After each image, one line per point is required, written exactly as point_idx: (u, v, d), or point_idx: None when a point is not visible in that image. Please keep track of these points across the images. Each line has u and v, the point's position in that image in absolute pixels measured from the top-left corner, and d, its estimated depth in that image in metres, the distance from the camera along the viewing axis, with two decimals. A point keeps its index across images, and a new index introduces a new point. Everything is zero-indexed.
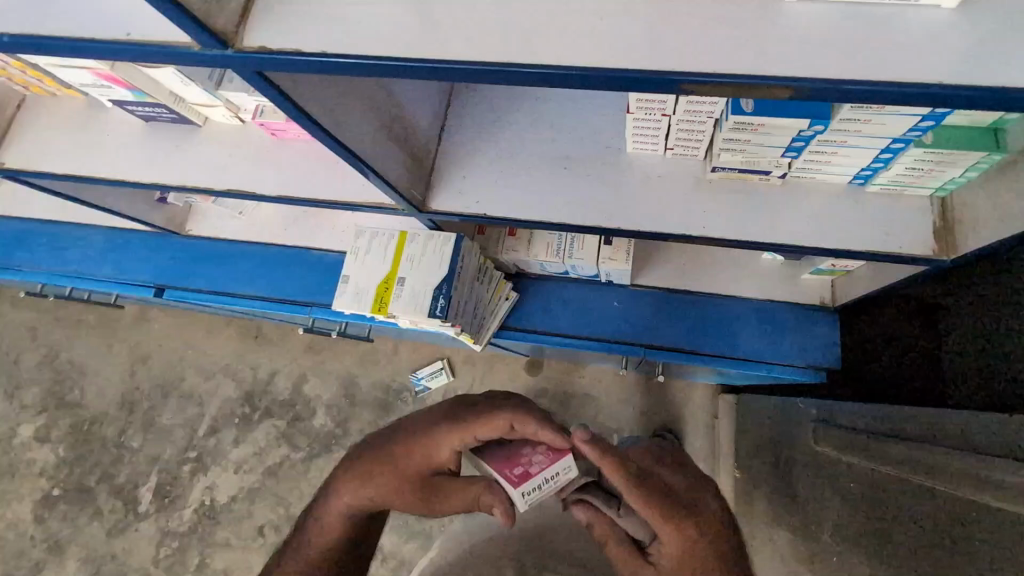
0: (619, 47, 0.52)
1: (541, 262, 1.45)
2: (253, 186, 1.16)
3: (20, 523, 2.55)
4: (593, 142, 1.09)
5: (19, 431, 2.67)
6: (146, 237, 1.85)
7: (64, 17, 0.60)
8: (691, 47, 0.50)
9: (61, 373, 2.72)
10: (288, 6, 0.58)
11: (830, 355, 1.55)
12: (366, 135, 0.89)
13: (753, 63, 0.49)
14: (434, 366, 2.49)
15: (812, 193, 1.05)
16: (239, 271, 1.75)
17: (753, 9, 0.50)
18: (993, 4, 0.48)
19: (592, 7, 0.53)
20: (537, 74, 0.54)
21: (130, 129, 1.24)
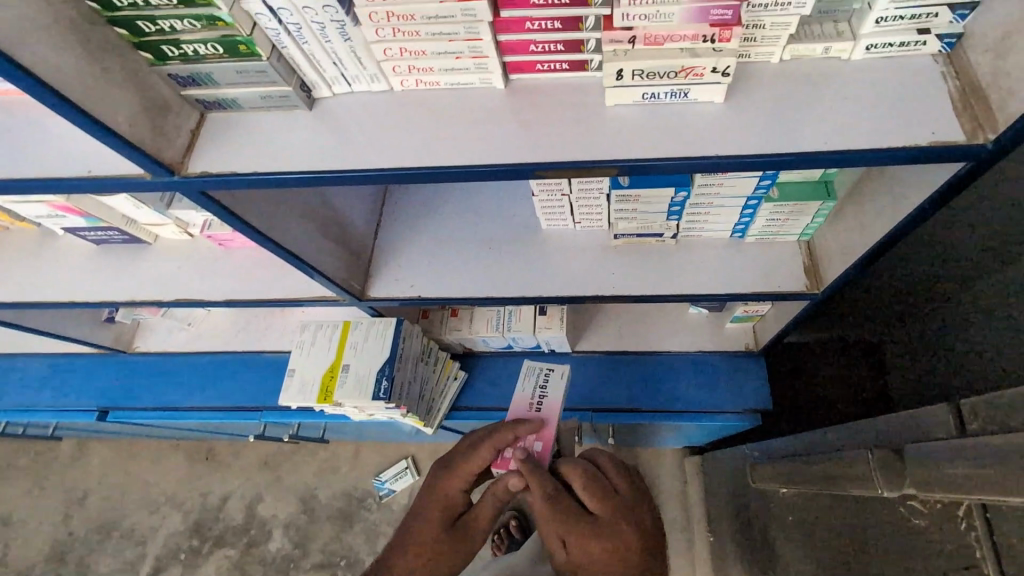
0: (490, 150, 0.67)
1: (483, 338, 1.54)
2: (203, 295, 1.25)
3: None
4: (512, 224, 1.24)
5: None
6: (90, 360, 1.84)
7: (23, 163, 0.70)
8: (545, 145, 0.66)
9: None
10: (225, 139, 0.71)
11: (762, 398, 1.66)
12: (302, 234, 1.00)
13: (592, 155, 0.65)
14: (398, 466, 2.41)
15: (702, 248, 1.22)
16: (188, 384, 1.75)
17: (587, 114, 0.67)
18: (750, 99, 0.66)
19: (468, 122, 0.69)
20: (427, 174, 0.67)
21: (81, 254, 1.31)
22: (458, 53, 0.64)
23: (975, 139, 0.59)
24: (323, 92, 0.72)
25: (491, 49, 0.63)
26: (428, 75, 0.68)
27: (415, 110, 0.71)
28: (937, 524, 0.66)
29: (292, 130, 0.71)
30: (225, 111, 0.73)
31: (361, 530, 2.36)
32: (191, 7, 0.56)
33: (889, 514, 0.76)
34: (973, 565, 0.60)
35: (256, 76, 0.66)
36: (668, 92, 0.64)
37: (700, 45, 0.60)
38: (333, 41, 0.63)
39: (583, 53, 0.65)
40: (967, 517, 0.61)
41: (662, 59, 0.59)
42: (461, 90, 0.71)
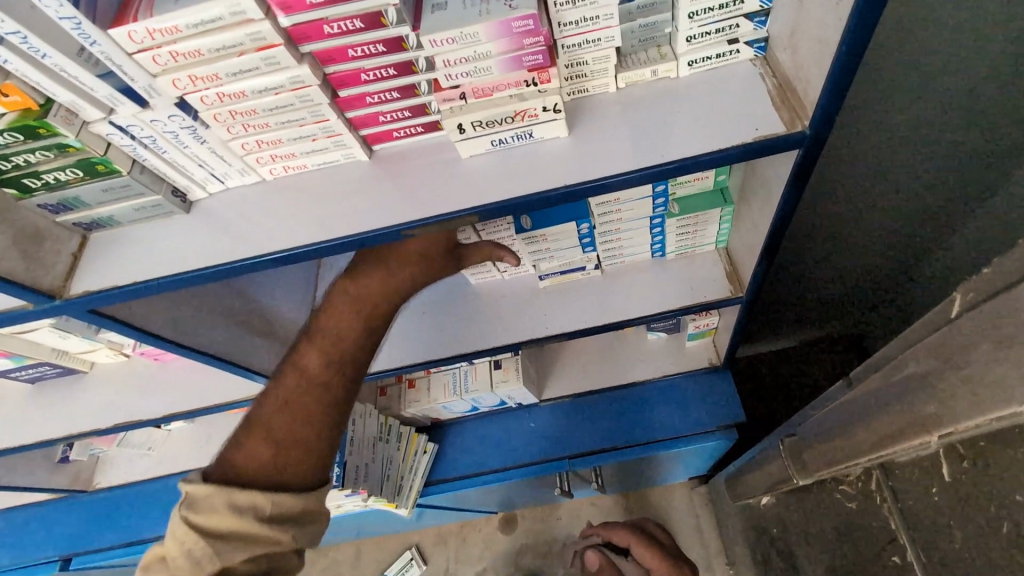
0: (357, 218, 0.69)
1: (445, 404, 1.52)
2: (145, 414, 1.22)
3: None
4: (443, 287, 1.28)
5: None
6: (50, 507, 1.76)
7: None
8: (406, 206, 0.69)
9: None
10: (106, 256, 0.73)
11: (732, 412, 1.64)
12: (222, 334, 1.00)
13: (448, 206, 0.67)
14: (402, 559, 2.39)
15: (628, 275, 1.24)
16: (155, 512, 1.67)
17: (446, 169, 0.71)
18: (590, 131, 0.70)
19: (341, 195, 0.72)
20: (296, 255, 0.68)
21: (13, 398, 1.28)
22: (313, 135, 0.68)
23: (794, 128, 0.63)
24: (199, 194, 0.75)
25: (342, 127, 0.67)
26: (292, 159, 0.72)
27: (287, 194, 0.74)
28: (863, 502, 0.69)
29: (171, 235, 0.73)
30: (107, 229, 0.75)
31: None
32: (37, 139, 0.60)
33: (836, 500, 0.77)
34: (892, 536, 0.63)
35: (123, 191, 0.69)
36: (513, 136, 0.68)
37: (526, 90, 0.64)
38: (189, 145, 0.66)
39: (430, 115, 0.69)
40: (878, 488, 0.65)
41: (494, 108, 0.64)
42: (328, 167, 0.74)
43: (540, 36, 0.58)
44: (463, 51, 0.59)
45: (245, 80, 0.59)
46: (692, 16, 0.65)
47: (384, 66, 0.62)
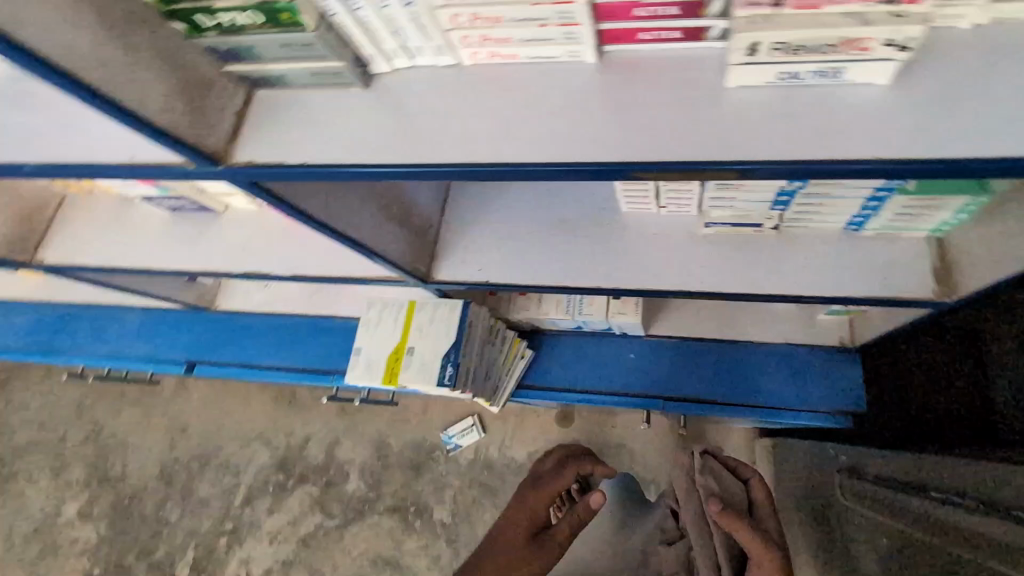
0: (577, 140, 0.55)
1: (553, 320, 1.49)
2: (270, 267, 1.24)
3: None
4: (589, 207, 1.14)
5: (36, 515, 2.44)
6: (177, 316, 1.94)
7: (84, 147, 0.67)
8: (640, 136, 0.53)
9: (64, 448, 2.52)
10: (270, 120, 0.64)
11: (851, 398, 1.50)
12: (366, 221, 0.93)
13: (697, 150, 0.52)
14: (465, 423, 2.25)
15: (807, 242, 1.03)
16: (267, 343, 1.82)
17: (701, 96, 0.54)
18: (920, 81, 0.50)
19: (556, 103, 0.57)
20: (501, 172, 0.56)
21: (155, 222, 1.32)
22: (543, 20, 0.52)
23: None
24: (381, 68, 0.62)
25: (585, 16, 0.51)
26: (504, 46, 0.56)
27: (489, 88, 0.60)
28: None
29: (341, 112, 0.63)
30: (273, 89, 0.66)
31: (429, 481, 2.23)
32: None
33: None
34: None
35: (301, 50, 0.58)
36: (814, 71, 0.50)
37: (872, 9, 0.45)
38: (393, 5, 0.53)
39: (704, 18, 0.51)
40: None
41: (815, 30, 0.46)
42: (541, 64, 0.59)
43: None
44: None
45: None
46: None
47: None
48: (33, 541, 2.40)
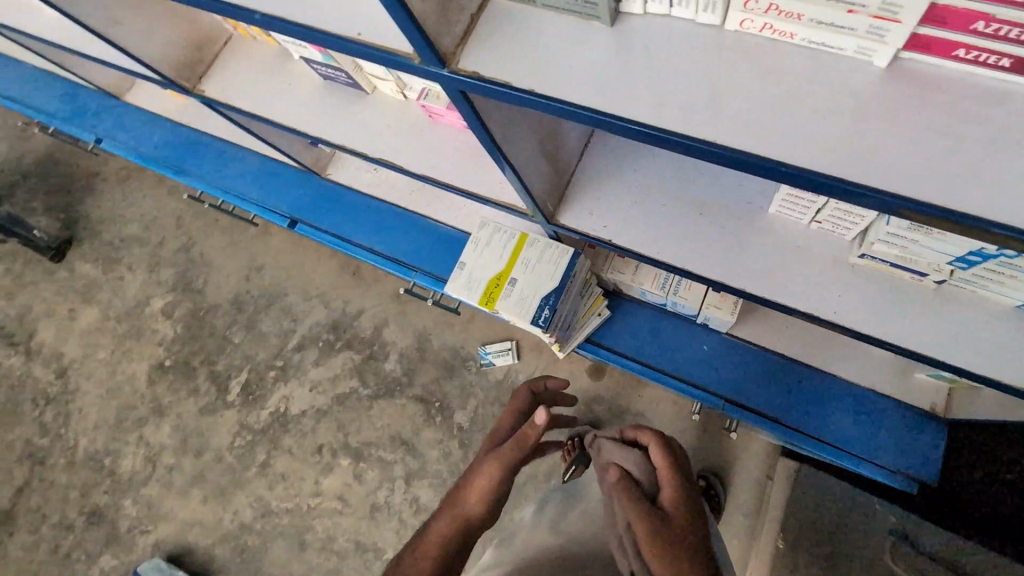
0: (830, 150, 0.50)
1: (643, 291, 1.37)
2: (403, 163, 1.24)
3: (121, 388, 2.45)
4: (739, 192, 1.01)
5: (110, 300, 2.56)
6: (291, 173, 1.99)
7: (323, 13, 0.69)
8: (901, 164, 0.48)
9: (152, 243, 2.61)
10: (502, 34, 0.63)
11: (925, 465, 1.41)
12: (524, 148, 0.90)
13: (964, 202, 0.46)
14: (502, 344, 2.20)
15: (969, 307, 0.89)
16: (367, 224, 1.85)
17: (993, 141, 0.47)
18: None
19: (815, 100, 0.52)
20: (731, 159, 0.53)
21: (305, 84, 1.33)
22: (855, 6, 0.46)
23: None
24: (632, 7, 0.58)
25: (913, 16, 0.45)
26: (787, 22, 0.51)
27: (744, 62, 0.55)
28: None
29: (581, 46, 0.61)
30: (512, 0, 0.64)
31: (457, 386, 2.24)
32: None
33: None
34: None
35: None
36: None
37: None
38: None
39: None
40: None
41: None
42: (818, 52, 0.53)
43: None
44: None
45: None
46: None
47: None
48: (110, 318, 2.54)
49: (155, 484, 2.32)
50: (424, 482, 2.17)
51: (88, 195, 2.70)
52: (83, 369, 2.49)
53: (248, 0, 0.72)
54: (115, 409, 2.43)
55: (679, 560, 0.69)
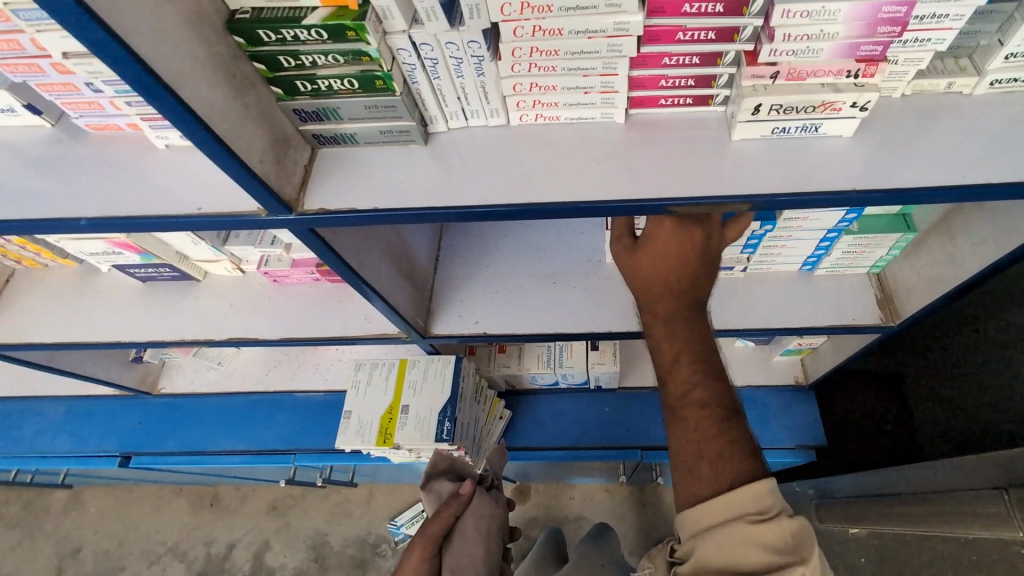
0: (615, 183, 0.67)
1: (533, 375, 1.43)
2: (255, 334, 1.19)
3: None
4: (574, 257, 1.19)
5: None
6: (112, 403, 1.71)
7: (151, 201, 0.72)
8: (661, 180, 0.67)
9: None
10: (337, 174, 0.73)
11: (815, 432, 1.56)
12: (382, 273, 0.97)
13: (710, 191, 0.65)
14: (415, 509, 2.07)
15: (771, 281, 1.17)
16: (219, 426, 1.63)
17: (710, 148, 0.69)
18: (876, 130, 0.68)
19: (594, 154, 0.70)
20: (555, 210, 0.67)
21: (116, 299, 1.25)
22: (588, 88, 0.66)
23: None
24: (438, 127, 0.74)
25: (623, 84, 0.65)
26: (551, 109, 0.70)
27: (535, 143, 0.72)
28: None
29: (407, 165, 0.73)
30: (337, 146, 0.75)
31: None
32: (338, 43, 0.60)
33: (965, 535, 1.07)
34: None
35: (382, 111, 0.69)
36: (800, 126, 0.66)
37: (843, 80, 0.62)
38: (464, 75, 0.65)
39: (713, 88, 0.67)
40: None
41: (802, 94, 0.62)
42: (580, 125, 0.72)
43: (897, 26, 0.56)
44: (809, 26, 0.56)
45: (571, 17, 0.58)
46: (1010, 56, 0.63)
47: (706, 29, 0.59)
48: None
49: None
50: None
51: None
52: None
53: (65, 211, 0.72)
54: None
55: (688, 314, 0.80)
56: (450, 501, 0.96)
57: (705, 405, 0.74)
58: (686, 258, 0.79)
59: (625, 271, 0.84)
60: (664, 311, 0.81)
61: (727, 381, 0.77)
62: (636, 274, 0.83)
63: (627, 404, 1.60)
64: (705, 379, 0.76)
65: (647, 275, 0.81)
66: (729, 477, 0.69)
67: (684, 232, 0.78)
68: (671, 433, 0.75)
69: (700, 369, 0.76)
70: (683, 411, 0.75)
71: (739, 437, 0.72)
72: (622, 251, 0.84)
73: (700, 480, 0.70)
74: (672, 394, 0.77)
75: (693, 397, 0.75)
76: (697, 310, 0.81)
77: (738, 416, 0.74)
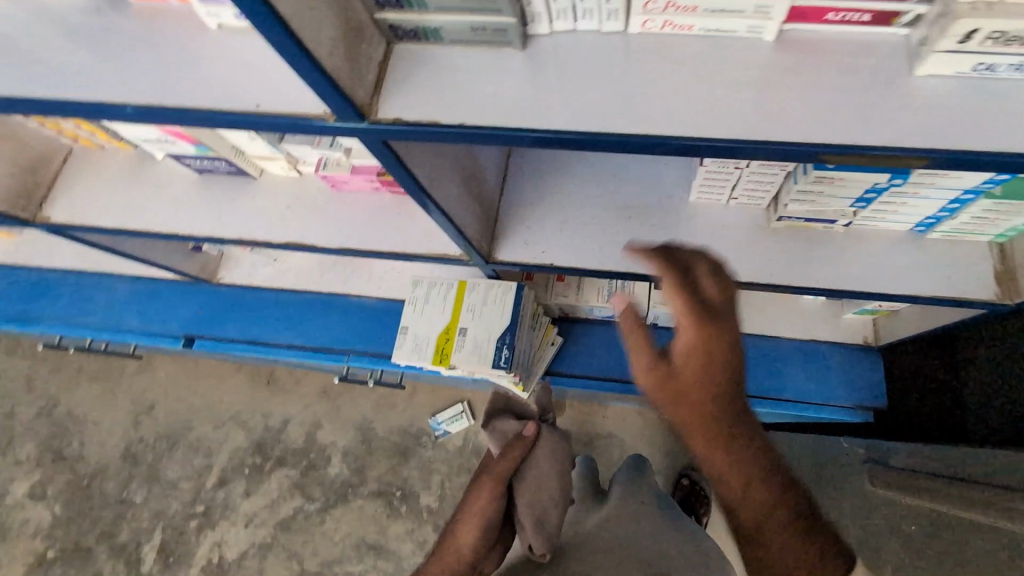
0: (755, 118, 0.56)
1: (590, 307, 1.38)
2: (312, 239, 1.15)
3: None
4: (656, 192, 1.08)
5: (10, 489, 2.33)
6: (175, 286, 1.76)
7: (212, 92, 0.65)
8: (797, 118, 0.56)
9: (22, 427, 2.41)
10: (414, 75, 0.63)
11: (874, 393, 1.49)
12: (452, 194, 0.90)
13: (858, 137, 0.54)
14: (454, 408, 2.24)
15: (875, 240, 1.03)
16: (275, 320, 1.67)
17: (870, 79, 0.57)
18: None
19: (730, 80, 0.58)
20: (681, 146, 0.57)
21: (178, 186, 1.22)
22: None
23: None
24: (540, 28, 0.62)
25: None
26: (689, 17, 0.58)
27: (657, 60, 0.60)
28: None
29: (499, 71, 0.62)
30: (415, 43, 0.64)
31: (416, 466, 2.22)
32: None
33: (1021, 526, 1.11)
34: None
35: (478, 2, 0.58)
36: (1010, 66, 0.54)
37: None
38: None
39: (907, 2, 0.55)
40: None
41: None
42: (715, 40, 0.60)
43: None
44: None
45: None
46: None
47: None
48: None
49: None
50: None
51: None
52: None
53: (121, 93, 0.65)
54: None
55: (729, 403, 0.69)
56: (515, 443, 1.03)
57: (747, 479, 0.71)
58: (723, 357, 0.66)
59: (653, 382, 0.70)
60: (709, 412, 0.68)
61: (775, 448, 0.73)
62: (667, 382, 0.69)
63: None
64: (754, 471, 0.72)
65: (678, 383, 0.68)
66: (797, 554, 0.73)
67: (715, 334, 0.66)
68: (735, 523, 0.75)
69: (751, 456, 0.71)
70: (749, 512, 0.73)
71: (794, 510, 0.74)
72: (647, 359, 0.70)
73: (770, 553, 0.74)
74: (730, 496, 0.73)
75: (752, 494, 0.72)
76: (734, 391, 0.71)
77: (794, 484, 0.74)
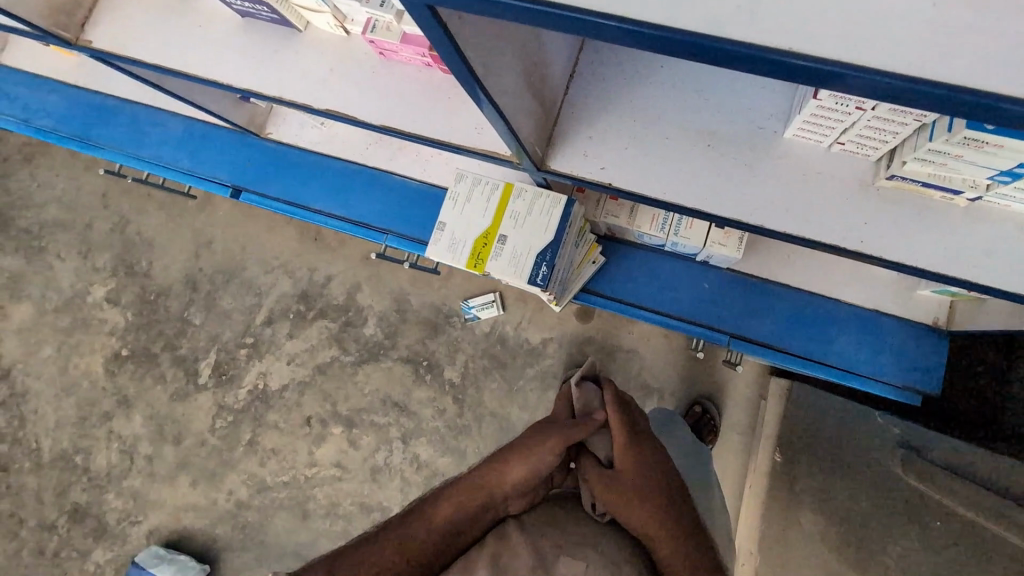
0: (917, 49, 0.43)
1: (641, 234, 1.27)
2: (355, 112, 1.05)
3: (92, 374, 2.52)
4: (746, 120, 0.91)
5: (90, 290, 2.58)
6: (226, 133, 1.73)
7: None
8: (968, 51, 0.43)
9: (98, 238, 2.60)
10: None
11: (931, 378, 1.34)
12: (509, 86, 0.78)
13: None
14: (486, 297, 2.25)
15: (1002, 221, 0.84)
16: (320, 185, 1.63)
17: None
18: None
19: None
20: (810, 70, 0.46)
21: (224, 24, 1.11)
22: None
23: None
24: None
25: None
26: None
27: None
28: None
29: None
30: None
31: (443, 342, 2.31)
32: None
33: None
34: None
35: None
36: None
37: None
38: None
39: None
40: None
41: None
42: None
43: None
44: None
45: None
46: None
47: None
48: (74, 313, 2.58)
49: (137, 475, 2.43)
50: (424, 440, 2.27)
51: (26, 198, 2.65)
52: (74, 367, 2.54)
53: None
54: (94, 399, 2.51)
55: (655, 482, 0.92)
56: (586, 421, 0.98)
57: (669, 525, 0.85)
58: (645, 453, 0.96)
59: (601, 487, 0.90)
60: (638, 487, 0.90)
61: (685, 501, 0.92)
62: (614, 480, 0.90)
63: (730, 288, 1.43)
64: (671, 521, 0.86)
65: (620, 477, 0.91)
66: None
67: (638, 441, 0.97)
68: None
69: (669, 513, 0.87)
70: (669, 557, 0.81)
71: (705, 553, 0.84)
72: (598, 476, 0.91)
73: None
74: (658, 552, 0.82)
75: (672, 543, 0.83)
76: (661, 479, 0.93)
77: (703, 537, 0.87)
